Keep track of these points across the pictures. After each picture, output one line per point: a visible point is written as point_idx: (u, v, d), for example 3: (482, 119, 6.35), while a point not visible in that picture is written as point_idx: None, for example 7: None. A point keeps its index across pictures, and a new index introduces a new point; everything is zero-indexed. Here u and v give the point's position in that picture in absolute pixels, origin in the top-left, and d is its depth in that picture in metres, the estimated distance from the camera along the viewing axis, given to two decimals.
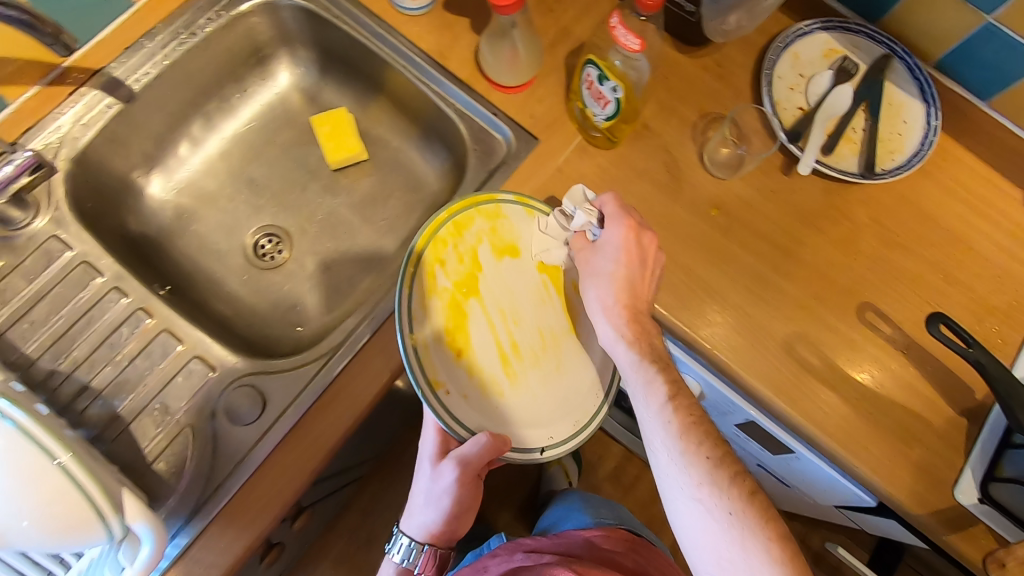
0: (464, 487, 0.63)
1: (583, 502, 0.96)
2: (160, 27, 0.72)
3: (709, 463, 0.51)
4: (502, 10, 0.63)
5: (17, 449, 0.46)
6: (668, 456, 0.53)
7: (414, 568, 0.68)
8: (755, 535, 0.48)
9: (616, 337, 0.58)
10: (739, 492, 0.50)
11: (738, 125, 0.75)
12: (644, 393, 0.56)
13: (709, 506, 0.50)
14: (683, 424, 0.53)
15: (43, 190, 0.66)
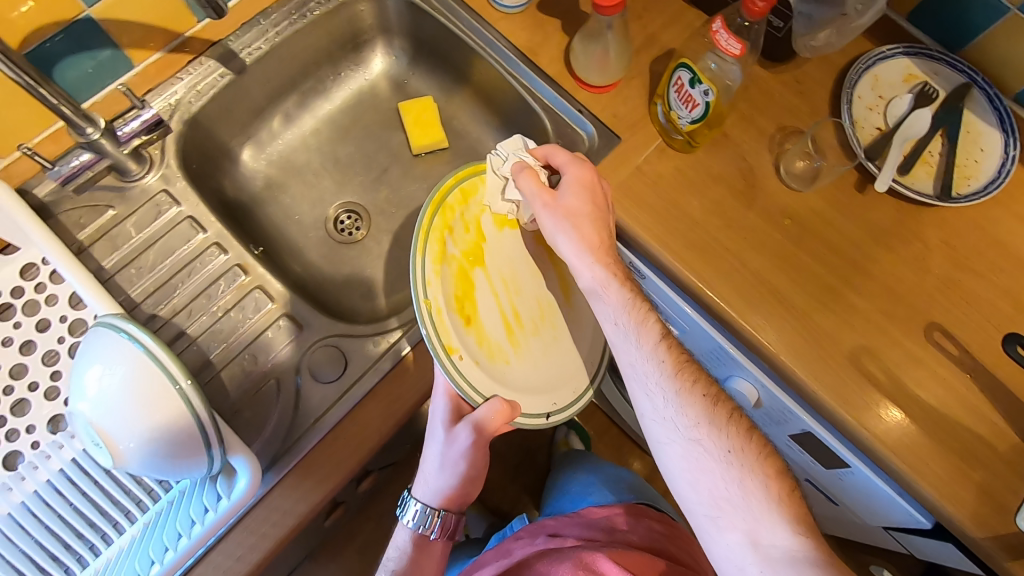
0: (479, 451, 0.63)
1: (598, 474, 0.98)
2: (274, 8, 0.77)
3: (706, 402, 0.56)
4: (606, 10, 0.66)
5: (145, 371, 0.50)
6: (663, 399, 0.57)
7: (430, 534, 0.67)
8: (754, 472, 0.53)
9: (595, 278, 0.61)
10: (735, 430, 0.55)
11: (816, 143, 0.75)
12: (636, 335, 0.59)
13: (708, 446, 0.55)
14: (675, 367, 0.58)
15: (156, 148, 0.71)
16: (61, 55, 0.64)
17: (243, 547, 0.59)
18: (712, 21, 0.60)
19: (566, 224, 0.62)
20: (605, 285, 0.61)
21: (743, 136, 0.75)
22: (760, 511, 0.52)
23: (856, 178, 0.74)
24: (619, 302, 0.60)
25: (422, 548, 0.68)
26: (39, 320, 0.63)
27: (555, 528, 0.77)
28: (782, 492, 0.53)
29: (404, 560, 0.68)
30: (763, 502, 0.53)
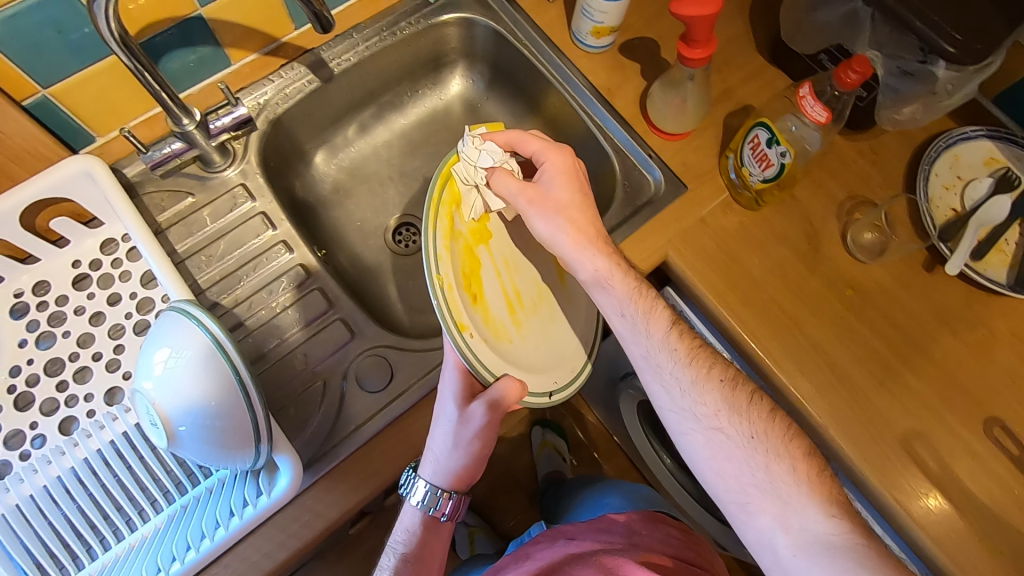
0: (493, 427, 0.59)
1: (620, 488, 0.98)
2: (368, 23, 0.80)
3: (722, 387, 0.58)
4: (691, 62, 0.66)
5: (212, 360, 0.52)
6: (680, 389, 0.58)
7: (441, 517, 0.63)
8: (780, 455, 0.54)
9: (599, 270, 0.61)
10: (755, 414, 0.56)
11: (889, 216, 0.74)
12: (645, 324, 0.60)
13: (730, 431, 0.56)
14: (689, 354, 0.59)
15: (240, 143, 0.74)
16: (170, 47, 0.67)
17: (271, 544, 0.59)
18: (799, 87, 0.60)
19: (553, 210, 0.63)
20: (609, 275, 0.61)
21: (811, 200, 0.75)
22: (793, 498, 0.52)
23: (925, 257, 0.72)
24: (624, 292, 0.61)
25: (433, 530, 0.64)
26: (110, 294, 0.66)
27: (575, 534, 0.75)
28: (813, 475, 0.53)
29: (414, 542, 0.64)
30: (794, 486, 0.53)
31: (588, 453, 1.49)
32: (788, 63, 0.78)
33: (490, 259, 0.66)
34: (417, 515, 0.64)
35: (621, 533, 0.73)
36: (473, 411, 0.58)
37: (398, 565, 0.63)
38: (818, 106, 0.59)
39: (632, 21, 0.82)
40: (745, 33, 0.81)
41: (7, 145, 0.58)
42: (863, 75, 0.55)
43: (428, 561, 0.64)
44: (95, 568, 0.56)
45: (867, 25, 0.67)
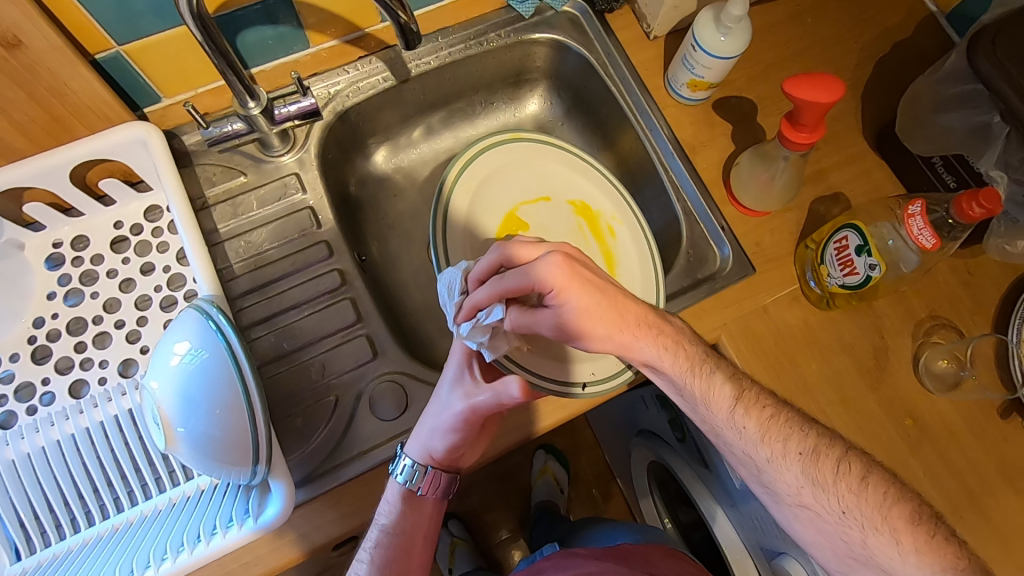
0: (476, 421, 0.58)
1: (632, 526, 0.96)
2: (456, 28, 0.76)
3: (803, 460, 0.54)
4: (792, 146, 0.61)
5: (222, 370, 0.50)
6: (757, 468, 0.55)
7: (417, 491, 0.59)
8: (878, 529, 0.51)
9: (655, 351, 0.55)
10: (845, 487, 0.53)
11: (974, 353, 0.66)
12: (704, 403, 0.55)
13: (819, 508, 0.53)
14: (761, 430, 0.55)
15: (302, 130, 0.71)
16: (250, 23, 0.65)
17: (252, 556, 0.57)
18: (906, 204, 0.58)
19: (590, 322, 0.54)
20: (659, 359, 0.55)
21: (888, 311, 0.68)
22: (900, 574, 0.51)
23: (1002, 402, 0.65)
24: (677, 372, 0.55)
25: (413, 505, 0.60)
26: (144, 262, 0.65)
27: (589, 556, 0.74)
28: (920, 543, 0.51)
29: (394, 518, 0.59)
30: (897, 560, 0.51)
31: (585, 488, 1.45)
32: (895, 156, 0.71)
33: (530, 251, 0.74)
34: (397, 490, 0.59)
35: (638, 559, 0.73)
36: (456, 401, 0.58)
37: (380, 539, 0.59)
38: (925, 230, 0.56)
39: (734, 77, 0.76)
40: (854, 113, 0.74)
41: (73, 101, 0.57)
42: (988, 210, 0.52)
43: (411, 535, 0.61)
44: (75, 542, 0.55)
45: (998, 143, 0.62)
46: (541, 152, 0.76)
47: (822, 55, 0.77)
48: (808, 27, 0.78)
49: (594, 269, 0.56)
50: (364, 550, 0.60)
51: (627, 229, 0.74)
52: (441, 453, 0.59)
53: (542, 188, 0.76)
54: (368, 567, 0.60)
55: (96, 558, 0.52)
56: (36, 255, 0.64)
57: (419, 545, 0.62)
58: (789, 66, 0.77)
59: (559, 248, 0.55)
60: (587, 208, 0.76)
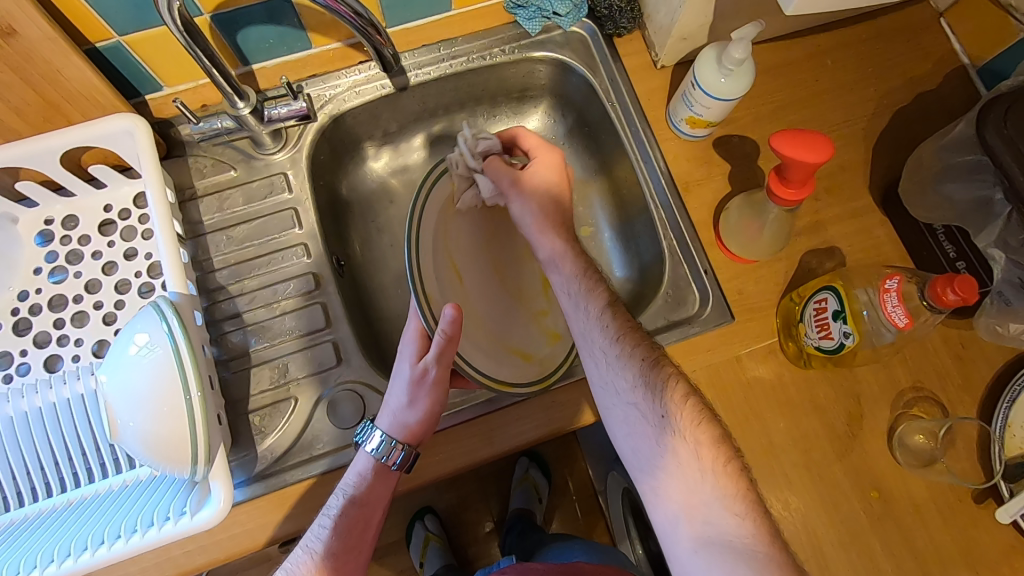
0: (447, 375, 0.59)
1: (596, 548, 0.95)
2: (461, 39, 0.76)
3: (642, 365, 0.56)
4: (780, 201, 0.58)
5: (168, 371, 0.51)
6: (606, 360, 0.58)
7: (391, 465, 0.59)
8: (686, 440, 0.53)
9: (553, 250, 0.62)
10: (675, 398, 0.54)
11: (951, 433, 0.63)
12: (583, 302, 0.59)
13: (644, 407, 0.55)
14: (620, 332, 0.57)
15: (296, 129, 0.72)
16: (252, 20, 0.65)
17: (195, 545, 0.59)
18: (885, 278, 0.58)
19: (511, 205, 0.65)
20: (560, 257, 0.61)
21: (867, 377, 0.66)
22: (704, 488, 0.52)
23: (976, 488, 0.62)
24: (572, 274, 0.61)
25: (382, 477, 0.59)
26: (128, 248, 0.66)
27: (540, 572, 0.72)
28: (718, 464, 0.52)
29: (362, 487, 0.59)
30: (701, 479, 0.52)
31: (567, 500, 1.44)
32: (898, 218, 0.68)
33: (483, 254, 0.70)
34: (368, 460, 0.59)
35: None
36: (430, 358, 0.58)
37: (345, 506, 0.58)
38: (899, 308, 0.56)
39: (740, 115, 0.73)
40: (861, 165, 0.71)
41: (66, 88, 0.58)
42: (960, 298, 0.51)
43: (374, 506, 0.59)
44: (33, 511, 0.58)
45: (999, 221, 0.58)
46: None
47: (837, 99, 0.74)
48: (826, 68, 0.75)
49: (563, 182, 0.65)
50: (325, 517, 0.58)
51: None
52: (416, 424, 0.59)
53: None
54: (326, 535, 0.58)
55: (45, 532, 0.55)
56: (28, 230, 0.66)
57: (377, 520, 0.60)
58: (800, 108, 0.74)
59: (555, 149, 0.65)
60: None
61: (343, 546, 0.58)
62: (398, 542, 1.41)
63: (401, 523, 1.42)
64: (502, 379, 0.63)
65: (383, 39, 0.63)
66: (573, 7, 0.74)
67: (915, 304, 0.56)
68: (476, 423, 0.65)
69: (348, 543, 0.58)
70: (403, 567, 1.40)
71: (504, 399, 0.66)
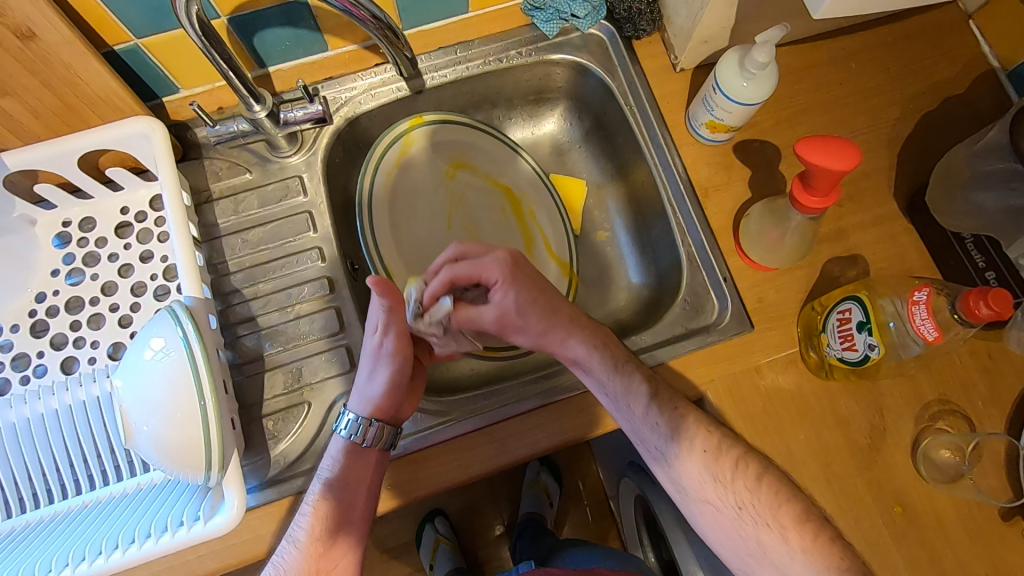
0: (404, 345, 0.60)
1: (609, 555, 0.94)
2: (477, 42, 0.75)
3: (705, 457, 0.59)
4: (804, 209, 0.57)
5: (183, 376, 0.51)
6: (668, 454, 0.61)
7: (362, 442, 0.59)
8: (769, 526, 0.58)
9: (582, 350, 0.62)
10: (743, 485, 0.58)
11: (979, 448, 0.61)
12: (624, 402, 0.61)
13: (718, 502, 0.60)
14: (670, 427, 0.60)
15: (312, 132, 0.72)
16: (269, 24, 0.64)
17: (208, 549, 0.59)
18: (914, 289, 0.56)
19: (512, 326, 0.63)
20: (588, 357, 0.62)
21: (891, 389, 0.64)
22: (787, 566, 0.57)
23: (1004, 506, 0.60)
24: (603, 369, 0.62)
25: (358, 456, 0.59)
26: (144, 250, 0.66)
27: None
28: (806, 541, 0.56)
29: (338, 469, 0.59)
30: (788, 556, 0.57)
31: (578, 505, 1.43)
32: (925, 225, 0.66)
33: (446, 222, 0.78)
34: (342, 442, 0.60)
35: None
36: (381, 330, 0.60)
37: (323, 491, 0.59)
38: (929, 322, 0.54)
39: (761, 119, 0.72)
40: (886, 171, 0.70)
41: (84, 91, 0.58)
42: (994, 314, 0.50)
43: (355, 488, 0.59)
44: (48, 512, 0.58)
45: None
46: (468, 135, 0.78)
47: (862, 104, 0.72)
48: (851, 72, 0.73)
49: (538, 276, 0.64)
50: (304, 506, 0.58)
51: (546, 211, 0.79)
52: (378, 397, 0.60)
53: (455, 156, 0.78)
54: (310, 521, 0.58)
55: (59, 534, 0.55)
56: (46, 231, 0.66)
57: (362, 502, 0.60)
58: (823, 111, 0.72)
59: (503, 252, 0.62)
60: (512, 190, 0.80)
61: (326, 530, 0.58)
62: (408, 544, 1.41)
63: (411, 525, 1.41)
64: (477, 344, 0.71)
65: (400, 41, 0.62)
66: (592, 9, 0.73)
67: (944, 317, 0.54)
68: (488, 431, 0.65)
69: (333, 525, 0.58)
70: (413, 569, 1.39)
71: (518, 406, 0.65)
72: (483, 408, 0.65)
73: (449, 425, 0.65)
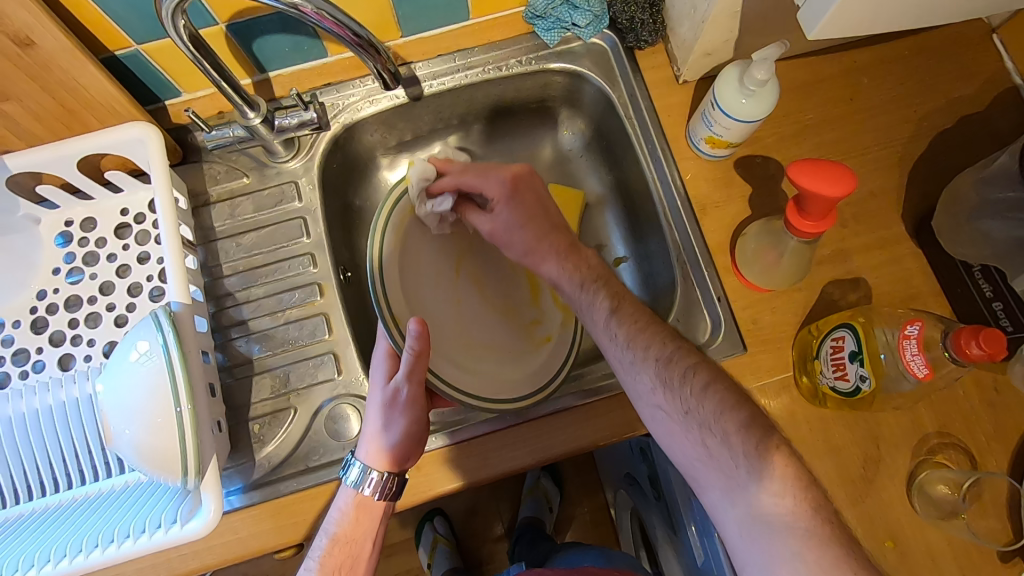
0: (420, 392, 0.58)
1: (600, 555, 0.94)
2: (477, 50, 0.74)
3: (656, 364, 0.55)
4: (798, 232, 0.55)
5: (161, 382, 0.52)
6: (627, 361, 0.57)
7: (372, 495, 0.58)
8: (712, 430, 0.52)
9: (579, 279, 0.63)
10: (694, 388, 0.53)
11: (978, 485, 0.58)
12: (591, 314, 0.61)
13: (667, 407, 0.54)
14: (630, 336, 0.57)
15: (309, 138, 0.72)
16: (267, 30, 0.65)
17: (190, 549, 0.60)
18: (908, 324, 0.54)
19: (502, 242, 0.67)
20: (563, 276, 0.64)
21: (888, 419, 0.62)
22: (742, 479, 0.50)
23: (1001, 549, 0.57)
24: (572, 284, 0.63)
25: (364, 510, 0.59)
26: (141, 252, 0.68)
27: None
28: (751, 448, 0.50)
29: (342, 524, 0.59)
30: (734, 466, 0.50)
31: (577, 513, 1.42)
32: (931, 249, 0.64)
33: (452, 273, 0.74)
34: (348, 494, 0.59)
35: None
36: (400, 377, 0.58)
37: (329, 546, 0.58)
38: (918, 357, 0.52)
39: (765, 134, 0.70)
40: (893, 192, 0.67)
41: (83, 96, 0.60)
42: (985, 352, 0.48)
43: (361, 540, 0.59)
44: (42, 504, 0.60)
45: None
46: None
47: (871, 120, 0.70)
48: (861, 87, 0.71)
49: (539, 197, 0.66)
50: (309, 560, 0.59)
51: None
52: (391, 446, 0.57)
53: None
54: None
55: (48, 529, 0.56)
56: (49, 230, 0.68)
57: (365, 551, 0.60)
58: (830, 127, 0.70)
59: (509, 168, 0.66)
60: None
61: None
62: (405, 542, 1.41)
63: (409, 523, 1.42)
64: (491, 397, 0.65)
65: (379, 54, 0.59)
66: (594, 18, 0.71)
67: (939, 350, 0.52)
68: (471, 445, 0.64)
69: None
70: (408, 567, 1.40)
71: (533, 411, 0.65)
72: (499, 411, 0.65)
73: (436, 435, 0.64)
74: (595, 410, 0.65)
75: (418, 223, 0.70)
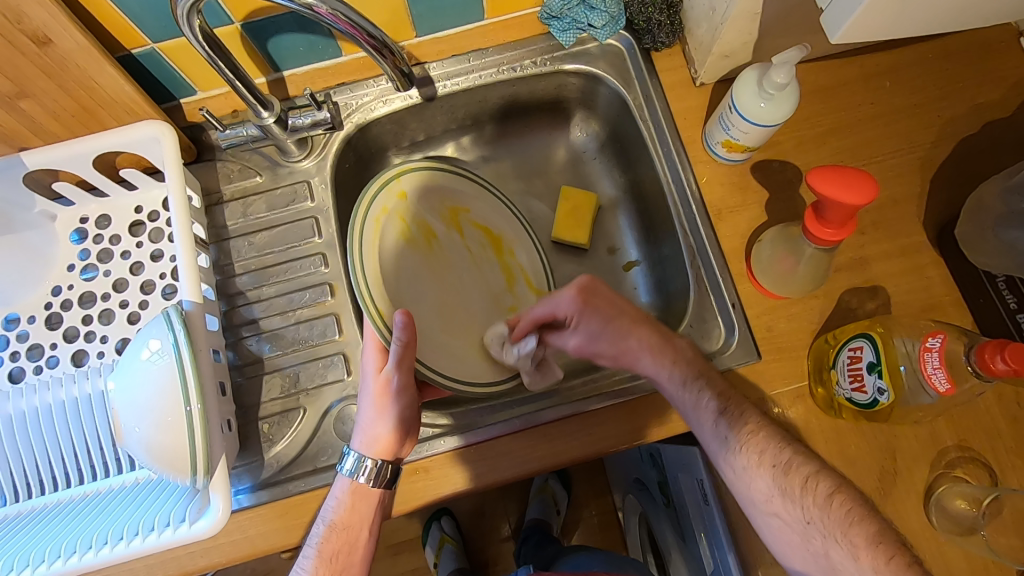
0: (410, 380, 0.58)
1: (608, 555, 0.94)
2: (492, 51, 0.73)
3: (773, 471, 0.54)
4: (818, 241, 0.54)
5: (172, 380, 0.52)
6: (740, 464, 0.56)
7: (364, 480, 0.58)
8: (837, 542, 0.51)
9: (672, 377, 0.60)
10: (813, 497, 0.52)
11: None
12: (694, 415, 0.59)
13: (787, 516, 0.53)
14: (743, 439, 0.56)
15: (322, 137, 0.72)
16: (282, 30, 0.65)
17: (198, 546, 0.61)
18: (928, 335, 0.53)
19: (591, 353, 0.65)
20: (660, 374, 0.61)
21: (906, 431, 0.60)
22: None
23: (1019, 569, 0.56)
24: (674, 385, 0.60)
25: (361, 497, 0.58)
26: (155, 250, 0.68)
27: None
28: (881, 565, 0.48)
29: (340, 511, 0.59)
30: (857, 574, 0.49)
31: (585, 515, 1.41)
32: (953, 258, 0.62)
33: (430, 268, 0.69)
34: (345, 481, 0.59)
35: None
36: (390, 368, 0.57)
37: (326, 533, 0.59)
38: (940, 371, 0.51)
39: (783, 138, 0.68)
40: (914, 199, 0.65)
41: (100, 94, 0.60)
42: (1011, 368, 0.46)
43: (357, 528, 0.59)
44: (55, 499, 0.60)
45: None
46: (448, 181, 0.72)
47: (893, 126, 0.68)
48: (883, 91, 0.69)
49: (611, 304, 0.63)
50: (308, 547, 0.59)
51: (524, 249, 0.76)
52: (386, 435, 0.58)
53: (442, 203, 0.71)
54: (312, 564, 0.58)
55: (60, 525, 0.57)
56: (64, 227, 0.68)
57: (363, 538, 0.60)
58: (850, 132, 0.68)
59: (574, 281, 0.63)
60: (489, 232, 0.75)
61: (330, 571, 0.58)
62: (413, 541, 1.41)
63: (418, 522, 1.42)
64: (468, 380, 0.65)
65: (393, 55, 0.58)
66: (611, 19, 0.70)
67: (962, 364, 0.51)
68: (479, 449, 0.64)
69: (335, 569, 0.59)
70: (416, 566, 1.40)
71: (541, 415, 0.64)
72: (508, 414, 0.65)
73: (445, 437, 0.64)
74: (605, 417, 0.64)
75: (393, 220, 0.66)
